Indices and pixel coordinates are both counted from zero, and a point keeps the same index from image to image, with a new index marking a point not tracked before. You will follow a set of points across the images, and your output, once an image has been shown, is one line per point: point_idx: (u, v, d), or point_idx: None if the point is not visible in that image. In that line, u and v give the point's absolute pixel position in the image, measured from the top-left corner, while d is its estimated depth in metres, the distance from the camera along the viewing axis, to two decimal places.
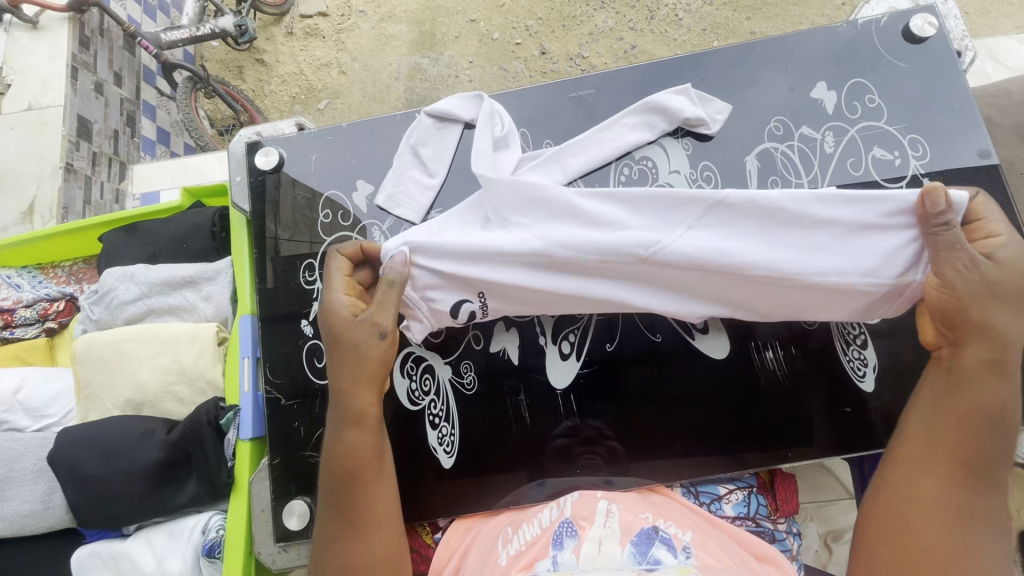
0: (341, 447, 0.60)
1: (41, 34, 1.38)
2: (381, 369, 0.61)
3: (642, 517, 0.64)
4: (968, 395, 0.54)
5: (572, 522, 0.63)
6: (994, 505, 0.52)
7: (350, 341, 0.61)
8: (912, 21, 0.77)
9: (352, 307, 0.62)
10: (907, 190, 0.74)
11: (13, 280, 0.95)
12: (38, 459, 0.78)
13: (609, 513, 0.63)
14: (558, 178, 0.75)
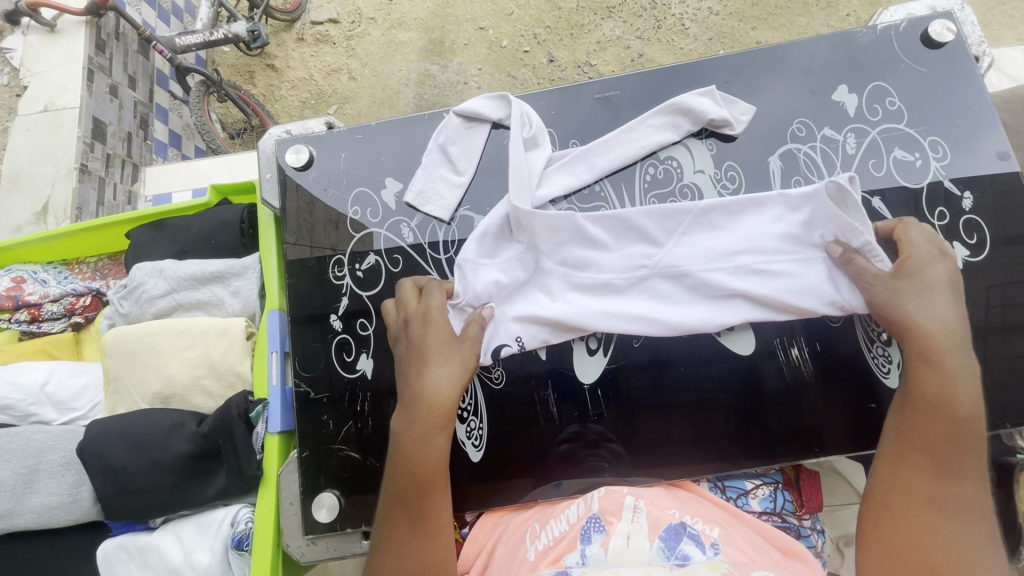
0: (421, 463, 0.60)
1: (59, 37, 1.40)
2: (463, 392, 0.64)
3: (671, 512, 0.63)
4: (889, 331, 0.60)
5: (599, 517, 0.63)
6: (939, 415, 0.54)
7: (444, 362, 0.63)
8: (931, 27, 0.79)
9: (452, 328, 0.66)
10: (929, 191, 0.76)
11: (38, 276, 0.95)
12: (66, 452, 0.79)
13: (637, 509, 0.63)
14: (583, 176, 0.78)
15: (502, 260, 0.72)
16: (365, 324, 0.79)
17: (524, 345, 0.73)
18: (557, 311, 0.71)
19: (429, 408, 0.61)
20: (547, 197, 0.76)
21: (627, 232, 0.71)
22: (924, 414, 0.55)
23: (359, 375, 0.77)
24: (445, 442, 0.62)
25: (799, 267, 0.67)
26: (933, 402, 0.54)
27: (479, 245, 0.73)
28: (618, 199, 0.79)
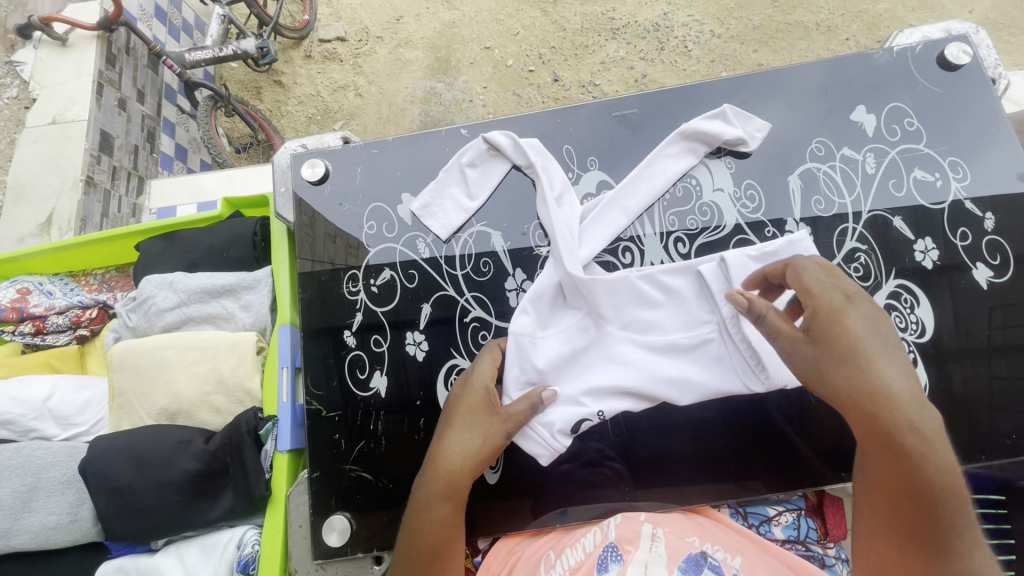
0: (421, 527, 0.58)
1: (70, 51, 1.42)
2: (483, 459, 0.60)
3: (690, 542, 0.61)
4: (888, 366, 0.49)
5: (616, 547, 0.60)
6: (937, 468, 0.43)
7: (464, 428, 0.62)
8: (948, 48, 0.79)
9: (487, 392, 0.65)
10: (950, 211, 0.75)
11: (44, 288, 0.93)
12: (67, 470, 0.76)
13: (655, 537, 0.60)
14: (619, 221, 0.76)
15: (562, 325, 0.70)
16: (379, 340, 0.77)
17: (604, 415, 0.68)
18: (630, 378, 0.67)
19: (441, 475, 0.59)
20: (589, 256, 0.73)
21: None
22: (886, 439, 0.44)
23: (372, 394, 0.75)
24: (452, 512, 0.58)
25: None
26: (888, 424, 0.44)
27: (534, 315, 0.70)
28: (645, 234, 0.78)
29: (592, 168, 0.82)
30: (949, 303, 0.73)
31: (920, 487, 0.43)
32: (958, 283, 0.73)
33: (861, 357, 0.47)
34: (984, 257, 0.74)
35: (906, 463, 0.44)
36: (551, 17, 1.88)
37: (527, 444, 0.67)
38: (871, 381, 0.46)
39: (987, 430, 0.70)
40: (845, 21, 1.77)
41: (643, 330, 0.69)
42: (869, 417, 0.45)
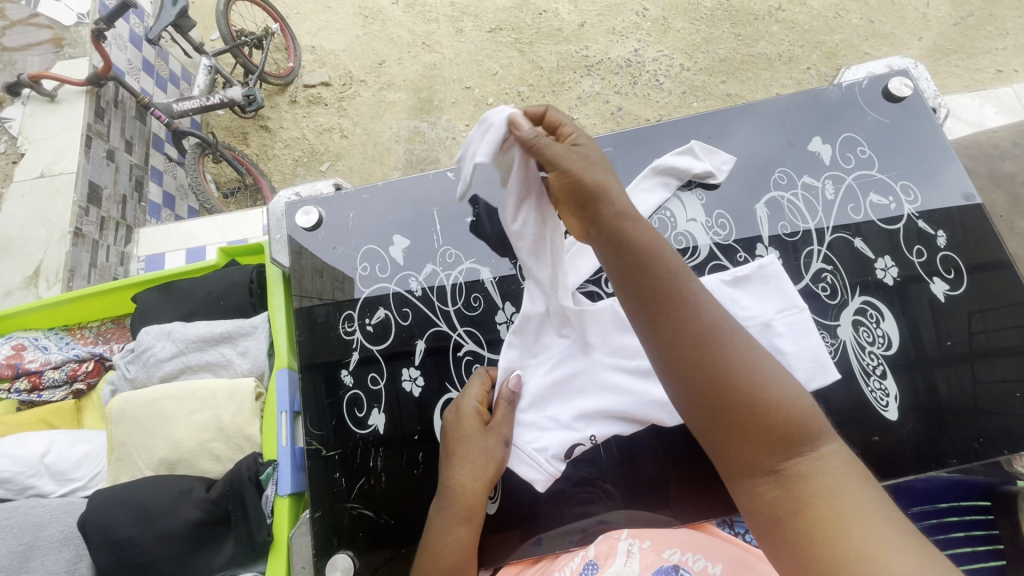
0: (444, 550, 0.63)
1: (58, 107, 1.45)
2: (490, 479, 0.66)
3: (667, 555, 0.63)
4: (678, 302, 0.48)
5: (595, 563, 0.64)
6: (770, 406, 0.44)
7: (467, 454, 0.67)
8: (890, 83, 0.86)
9: (482, 415, 0.70)
10: (906, 231, 0.81)
11: (40, 343, 0.94)
12: (66, 526, 0.76)
13: (631, 552, 0.63)
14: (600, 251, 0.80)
15: (548, 356, 0.73)
16: (376, 378, 0.80)
17: (596, 439, 0.71)
18: (620, 403, 0.70)
19: (457, 500, 0.65)
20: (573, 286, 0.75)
21: None
22: (722, 393, 0.45)
23: (371, 431, 0.77)
24: (470, 531, 0.64)
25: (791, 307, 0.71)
26: (721, 369, 0.45)
27: (521, 348, 0.74)
28: None
29: None
30: (912, 315, 0.78)
31: (759, 421, 0.43)
32: (919, 296, 0.78)
33: (690, 297, 0.47)
34: (940, 272, 0.79)
35: (741, 407, 0.44)
36: (527, 57, 1.98)
37: (521, 470, 0.69)
38: (705, 326, 0.46)
39: (961, 434, 0.72)
40: (804, 52, 1.89)
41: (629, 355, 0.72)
42: (690, 361, 0.46)
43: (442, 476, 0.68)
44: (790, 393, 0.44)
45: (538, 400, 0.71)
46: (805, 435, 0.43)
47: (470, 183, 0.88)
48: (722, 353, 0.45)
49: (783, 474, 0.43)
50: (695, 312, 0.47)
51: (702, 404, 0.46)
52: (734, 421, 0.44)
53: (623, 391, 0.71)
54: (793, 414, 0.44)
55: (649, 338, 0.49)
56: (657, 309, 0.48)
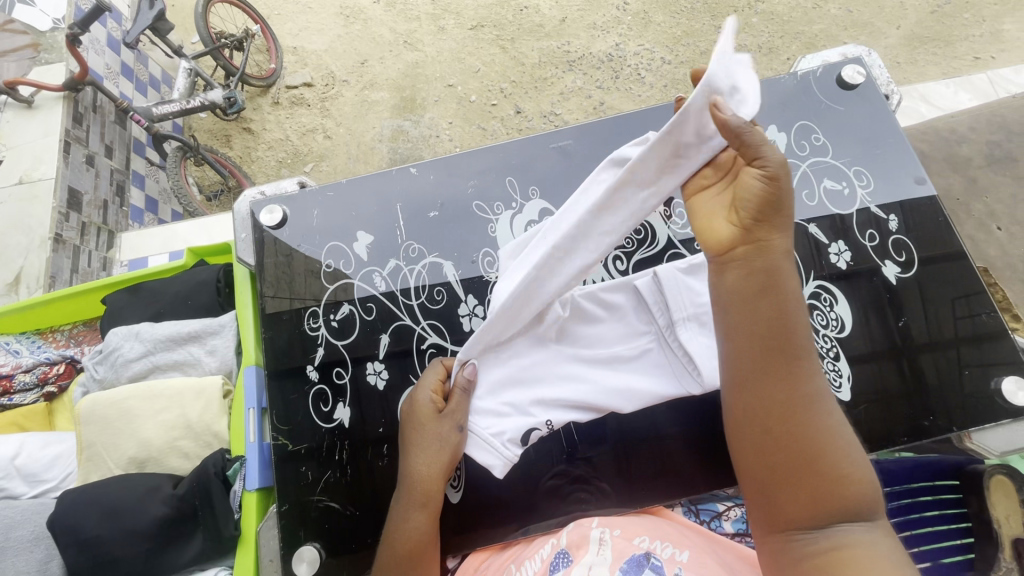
0: (401, 534, 0.65)
1: (35, 113, 1.45)
2: (446, 464, 0.69)
3: (637, 543, 0.65)
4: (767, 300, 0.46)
5: (566, 552, 0.65)
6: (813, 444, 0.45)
7: (422, 442, 0.69)
8: (844, 70, 0.88)
9: (437, 404, 0.72)
10: (859, 215, 0.82)
11: (12, 347, 0.95)
12: (37, 526, 0.77)
13: (602, 541, 0.65)
14: None
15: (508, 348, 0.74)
16: (341, 372, 0.81)
17: (553, 425, 0.72)
18: (578, 391, 0.73)
19: (414, 488, 0.68)
20: None
21: None
22: (794, 442, 0.45)
23: (336, 424, 0.78)
24: (427, 515, 0.67)
25: None
26: (799, 417, 0.45)
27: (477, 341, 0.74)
28: None
29: (534, 197, 0.87)
30: (866, 298, 0.79)
31: (820, 476, 0.44)
32: (872, 278, 0.80)
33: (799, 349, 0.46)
34: (892, 255, 0.80)
35: (807, 457, 0.45)
36: (509, 53, 1.98)
37: (480, 455, 0.70)
38: (803, 381, 0.46)
39: (911, 412, 0.74)
40: (784, 43, 1.91)
41: (587, 346, 0.75)
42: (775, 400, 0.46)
43: (400, 465, 0.71)
44: (857, 463, 0.45)
45: (496, 390, 0.73)
46: (859, 503, 0.44)
47: (432, 179, 0.89)
48: (805, 402, 0.46)
49: (829, 531, 0.44)
50: (802, 366, 0.46)
51: (770, 448, 0.46)
52: (800, 465, 0.45)
53: (581, 379, 0.73)
54: (861, 489, 0.44)
55: (732, 360, 0.48)
56: (771, 347, 0.46)
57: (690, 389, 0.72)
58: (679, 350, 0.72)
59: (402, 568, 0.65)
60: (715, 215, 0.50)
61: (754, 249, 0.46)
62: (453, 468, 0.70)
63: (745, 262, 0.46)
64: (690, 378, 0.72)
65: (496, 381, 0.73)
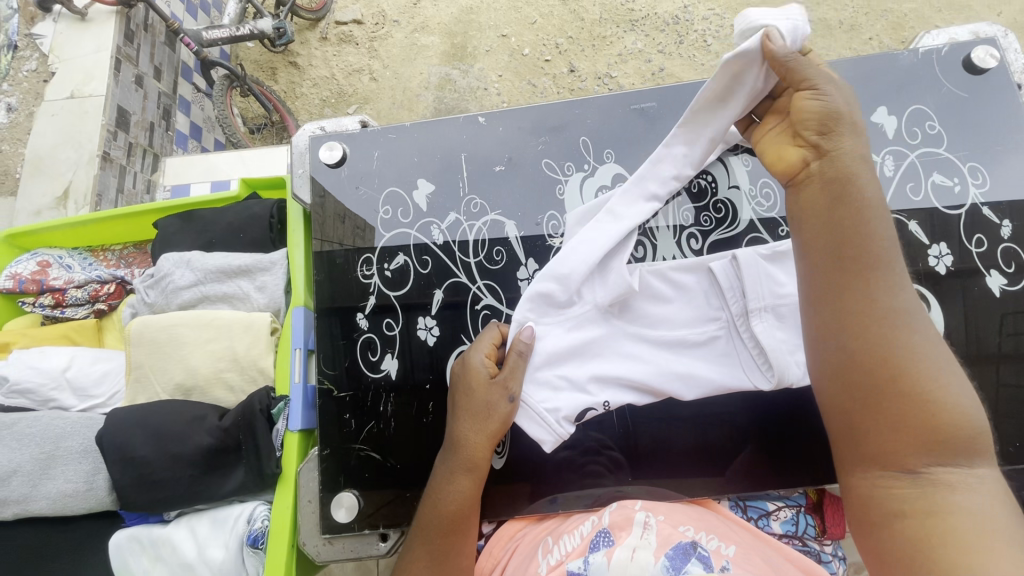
0: (444, 498, 0.64)
1: (88, 26, 1.42)
2: (494, 433, 0.66)
3: (682, 531, 0.63)
4: (847, 214, 0.44)
5: (608, 532, 0.63)
6: (887, 354, 0.42)
7: (472, 407, 0.67)
8: (974, 52, 0.78)
9: (490, 369, 0.69)
10: (967, 217, 0.75)
11: (64, 261, 0.96)
12: (85, 439, 0.79)
13: (647, 525, 0.62)
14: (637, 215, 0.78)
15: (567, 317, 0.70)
16: (391, 324, 0.79)
17: (609, 406, 0.70)
18: (637, 371, 0.69)
19: (462, 453, 0.66)
20: None
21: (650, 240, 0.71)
22: (884, 385, 0.42)
23: (383, 375, 0.77)
24: (473, 482, 0.65)
25: None
26: (890, 358, 0.42)
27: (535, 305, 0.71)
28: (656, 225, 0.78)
29: (608, 160, 0.81)
30: (959, 307, 0.73)
31: (919, 419, 0.41)
32: (970, 288, 0.73)
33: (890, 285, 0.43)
34: (998, 265, 0.74)
35: (890, 393, 0.42)
36: (569, 6, 1.86)
37: (530, 428, 0.68)
38: (887, 305, 0.43)
39: None
40: (869, 20, 1.73)
41: (651, 325, 0.71)
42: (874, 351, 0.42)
43: (449, 427, 0.69)
44: (960, 398, 0.41)
45: (552, 359, 0.69)
46: (962, 446, 0.41)
47: (501, 131, 0.83)
48: (898, 339, 0.42)
49: (921, 476, 0.41)
50: (880, 286, 0.43)
51: (867, 393, 0.43)
52: (897, 414, 0.41)
53: (644, 360, 0.70)
54: (957, 422, 0.41)
55: (821, 308, 0.45)
56: (851, 291, 0.44)
57: (756, 383, 0.68)
58: (751, 342, 0.68)
59: (442, 530, 0.63)
60: (781, 149, 0.51)
61: (826, 161, 0.47)
62: (501, 436, 0.68)
63: (826, 192, 0.46)
64: (760, 373, 0.68)
65: (553, 351, 0.69)
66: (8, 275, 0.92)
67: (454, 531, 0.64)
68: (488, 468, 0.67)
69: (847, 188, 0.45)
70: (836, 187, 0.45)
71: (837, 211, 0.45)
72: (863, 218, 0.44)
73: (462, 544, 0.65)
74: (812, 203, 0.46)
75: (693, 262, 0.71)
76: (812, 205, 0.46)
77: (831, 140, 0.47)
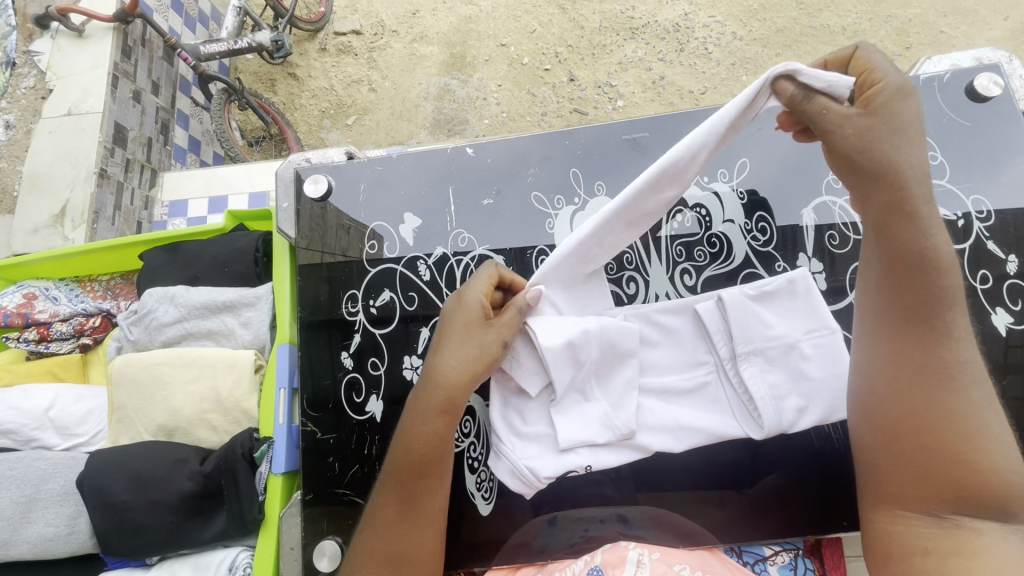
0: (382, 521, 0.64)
1: (85, 43, 1.41)
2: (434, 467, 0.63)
3: (677, 570, 0.62)
4: (914, 347, 0.49)
5: (601, 569, 0.62)
6: (943, 437, 0.47)
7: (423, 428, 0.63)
8: (977, 79, 0.75)
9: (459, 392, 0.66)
10: (971, 252, 0.72)
11: (50, 293, 0.94)
12: (67, 481, 0.77)
13: (641, 564, 0.62)
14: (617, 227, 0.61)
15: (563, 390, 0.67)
16: (376, 363, 0.77)
17: (592, 468, 0.67)
18: (625, 424, 0.66)
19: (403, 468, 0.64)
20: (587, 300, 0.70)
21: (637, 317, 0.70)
22: (918, 437, 0.48)
23: (368, 417, 0.75)
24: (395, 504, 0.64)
25: (823, 341, 0.64)
26: (929, 422, 0.48)
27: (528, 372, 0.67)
28: (647, 261, 0.77)
29: (598, 193, 0.79)
30: None
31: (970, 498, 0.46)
32: (976, 327, 0.71)
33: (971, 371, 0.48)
34: (1005, 302, 0.71)
35: (942, 461, 0.47)
36: (568, 14, 1.84)
37: (511, 484, 0.67)
38: (952, 356, 0.49)
39: None
40: (873, 26, 1.69)
41: (642, 371, 0.69)
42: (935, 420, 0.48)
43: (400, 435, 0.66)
44: (1009, 482, 0.46)
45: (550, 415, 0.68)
46: (1011, 508, 0.46)
47: (490, 162, 0.81)
48: (950, 402, 0.47)
49: (945, 520, 0.47)
50: (944, 338, 0.49)
51: (894, 374, 0.50)
52: (942, 480, 0.47)
53: (637, 407, 0.67)
54: (1003, 492, 0.46)
55: (872, 351, 0.52)
56: (916, 378, 0.49)
57: (744, 429, 0.66)
58: (739, 385, 0.66)
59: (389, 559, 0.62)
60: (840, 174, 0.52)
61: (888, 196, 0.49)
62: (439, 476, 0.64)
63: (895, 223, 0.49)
64: (751, 420, 0.66)
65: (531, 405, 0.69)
66: None
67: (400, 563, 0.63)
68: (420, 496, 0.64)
69: (938, 301, 0.49)
70: (904, 307, 0.50)
71: (904, 274, 0.49)
72: (907, 232, 0.48)
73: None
74: (888, 347, 0.51)
75: (671, 310, 0.69)
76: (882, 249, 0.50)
77: (894, 264, 0.50)
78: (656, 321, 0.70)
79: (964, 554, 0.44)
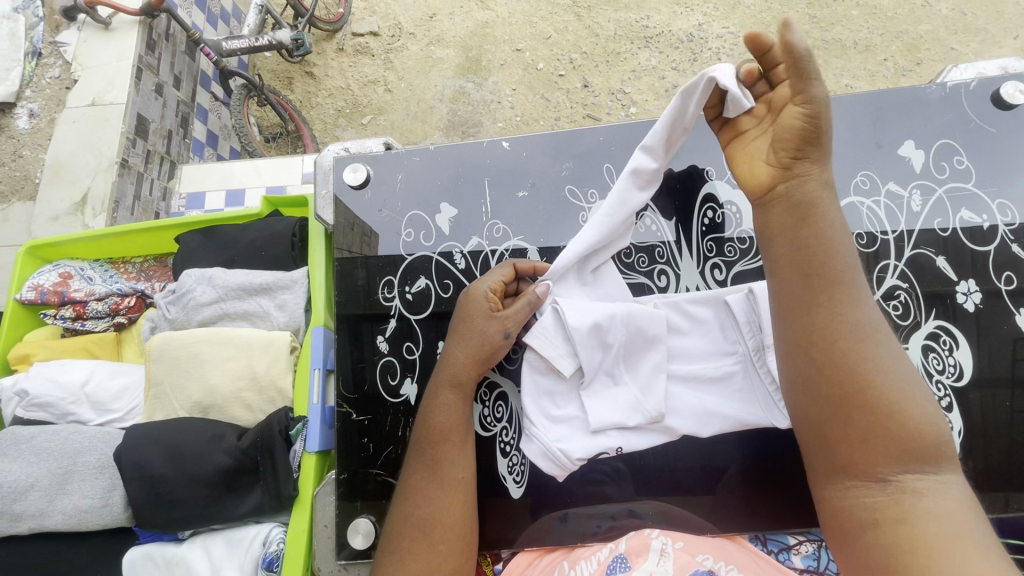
0: (409, 487, 0.67)
1: (111, 35, 1.43)
2: (454, 434, 0.68)
3: (700, 560, 0.63)
4: (821, 315, 0.50)
5: (625, 557, 0.64)
6: (868, 401, 0.47)
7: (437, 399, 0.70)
8: (1004, 87, 0.77)
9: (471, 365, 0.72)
10: (996, 254, 0.74)
11: (85, 273, 0.97)
12: (102, 454, 0.78)
13: (664, 552, 0.63)
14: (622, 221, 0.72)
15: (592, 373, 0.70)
16: (411, 348, 0.79)
17: (622, 450, 0.69)
18: (654, 406, 0.68)
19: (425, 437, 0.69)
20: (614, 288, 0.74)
21: (666, 305, 0.73)
22: (854, 407, 0.48)
23: (402, 400, 0.77)
24: (425, 469, 0.67)
25: None
26: (851, 387, 0.48)
27: (559, 352, 0.69)
28: (677, 256, 0.79)
29: None
30: (988, 347, 0.72)
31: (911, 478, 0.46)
32: (999, 327, 0.72)
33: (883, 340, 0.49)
34: None
35: (869, 425, 0.47)
36: (584, 22, 1.87)
37: (542, 465, 0.69)
38: (853, 321, 0.49)
39: (1007, 479, 0.69)
40: (884, 42, 1.72)
41: (671, 359, 0.71)
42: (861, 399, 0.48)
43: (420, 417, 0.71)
44: (933, 426, 0.47)
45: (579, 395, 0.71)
46: (938, 453, 0.47)
47: (525, 156, 0.83)
48: (863, 363, 0.48)
49: (890, 485, 0.46)
50: (846, 307, 0.50)
51: (811, 346, 0.50)
52: (879, 443, 0.47)
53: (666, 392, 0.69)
54: (928, 438, 0.46)
55: (786, 327, 0.52)
56: (837, 352, 0.49)
57: (771, 419, 0.67)
58: (767, 377, 0.66)
59: (421, 525, 0.64)
60: (755, 163, 0.56)
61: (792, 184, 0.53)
62: (461, 442, 0.69)
63: (792, 216, 0.52)
64: (777, 410, 0.67)
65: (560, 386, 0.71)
66: (31, 287, 0.92)
67: (432, 528, 0.64)
68: (446, 458, 0.67)
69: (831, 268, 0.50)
70: (810, 278, 0.51)
71: (805, 253, 0.51)
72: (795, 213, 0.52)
73: (438, 543, 0.63)
74: (800, 319, 0.51)
75: (699, 300, 0.72)
76: (782, 233, 0.53)
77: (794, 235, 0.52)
78: (686, 311, 0.72)
79: (904, 517, 0.45)
